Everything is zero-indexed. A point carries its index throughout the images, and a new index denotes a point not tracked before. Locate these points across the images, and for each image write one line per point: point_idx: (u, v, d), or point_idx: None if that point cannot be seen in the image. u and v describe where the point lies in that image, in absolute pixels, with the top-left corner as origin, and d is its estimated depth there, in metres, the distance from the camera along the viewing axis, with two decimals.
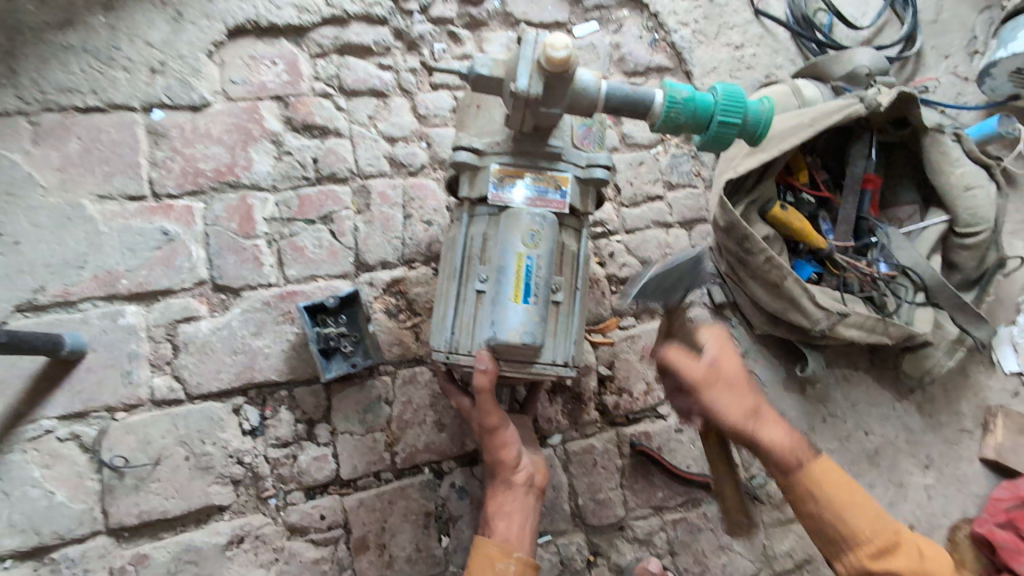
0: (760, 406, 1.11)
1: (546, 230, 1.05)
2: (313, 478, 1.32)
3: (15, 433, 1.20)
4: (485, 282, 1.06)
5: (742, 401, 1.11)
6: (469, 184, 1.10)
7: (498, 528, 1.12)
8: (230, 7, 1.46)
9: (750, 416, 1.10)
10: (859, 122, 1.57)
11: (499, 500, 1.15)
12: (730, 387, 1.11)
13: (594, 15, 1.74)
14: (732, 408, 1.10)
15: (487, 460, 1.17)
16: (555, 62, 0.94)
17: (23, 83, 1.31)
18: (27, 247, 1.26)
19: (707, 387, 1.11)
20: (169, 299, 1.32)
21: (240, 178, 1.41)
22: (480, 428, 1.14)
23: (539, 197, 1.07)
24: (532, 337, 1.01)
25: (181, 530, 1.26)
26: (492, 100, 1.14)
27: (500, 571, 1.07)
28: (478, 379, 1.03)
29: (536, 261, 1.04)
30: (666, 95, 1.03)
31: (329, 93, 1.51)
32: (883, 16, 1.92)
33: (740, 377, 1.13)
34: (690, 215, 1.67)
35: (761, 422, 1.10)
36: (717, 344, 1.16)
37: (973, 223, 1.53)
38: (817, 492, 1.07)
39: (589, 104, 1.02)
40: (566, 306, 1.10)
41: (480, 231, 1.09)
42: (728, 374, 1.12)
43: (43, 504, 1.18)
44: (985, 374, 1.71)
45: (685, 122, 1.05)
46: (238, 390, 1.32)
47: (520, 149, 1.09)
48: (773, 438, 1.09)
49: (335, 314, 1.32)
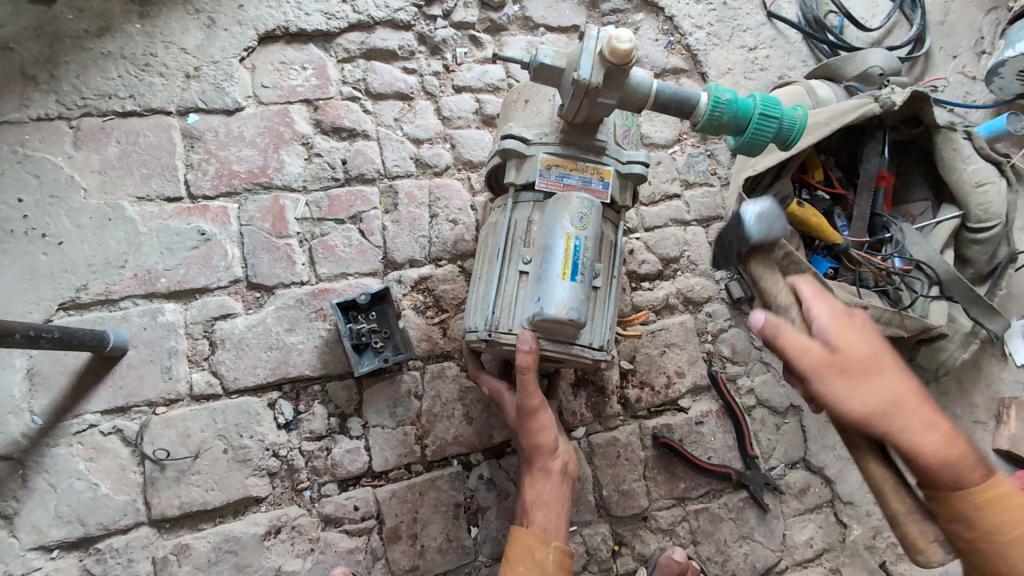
0: (903, 397, 0.98)
1: (593, 213, 1.10)
2: (346, 471, 1.35)
3: (61, 427, 1.24)
4: (529, 263, 1.10)
5: (875, 395, 0.98)
6: (515, 171, 1.15)
7: (532, 513, 1.19)
8: (261, 14, 1.51)
9: (897, 408, 0.98)
10: (873, 121, 1.62)
11: (533, 489, 1.20)
12: (868, 374, 0.99)
13: (611, 19, 1.79)
14: (858, 401, 0.98)
15: (526, 446, 1.21)
16: (618, 54, 0.98)
17: (64, 89, 1.36)
18: (70, 248, 1.30)
19: (836, 372, 1.00)
20: (205, 297, 1.36)
21: (273, 179, 1.45)
22: (520, 411, 1.17)
23: (582, 186, 1.13)
24: (578, 314, 1.04)
25: (220, 522, 1.29)
26: (540, 96, 1.20)
27: (540, 559, 1.14)
28: (520, 358, 1.05)
29: (583, 242, 1.08)
30: (711, 96, 1.10)
31: (356, 96, 1.55)
32: (893, 18, 1.96)
33: (868, 359, 1.00)
34: (707, 213, 1.72)
35: (892, 421, 0.97)
36: (842, 316, 1.04)
37: (985, 218, 1.57)
38: (976, 517, 0.95)
39: (641, 100, 1.08)
40: (604, 292, 1.15)
41: (526, 216, 1.14)
42: (863, 355, 1.00)
43: (88, 496, 1.22)
44: (997, 367, 1.73)
45: (725, 122, 1.12)
46: (272, 385, 1.36)
47: (569, 141, 1.13)
48: (921, 441, 0.96)
49: (365, 311, 1.37)
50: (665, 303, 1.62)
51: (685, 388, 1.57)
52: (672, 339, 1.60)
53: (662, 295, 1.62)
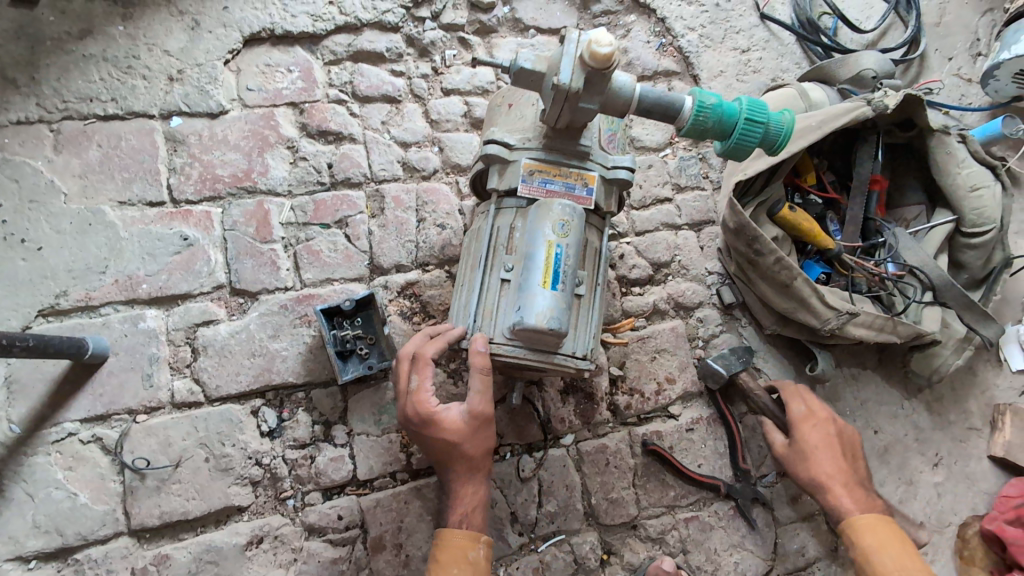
0: (835, 472, 1.30)
1: (575, 220, 1.08)
2: (330, 479, 1.33)
3: (39, 436, 1.22)
4: (511, 271, 1.08)
5: (820, 469, 1.31)
6: (498, 176, 1.14)
7: (463, 515, 1.16)
8: (246, 16, 1.49)
9: (823, 486, 1.30)
10: (866, 125, 1.60)
11: (469, 492, 1.17)
12: (808, 457, 1.32)
13: (602, 21, 1.77)
14: (807, 473, 1.32)
15: (466, 454, 1.14)
16: (598, 59, 0.96)
17: (45, 92, 1.34)
18: (50, 253, 1.28)
19: (786, 455, 1.36)
20: (188, 303, 1.35)
21: (257, 183, 1.43)
22: (476, 416, 1.13)
23: (566, 192, 1.11)
24: (559, 324, 1.02)
25: (201, 531, 1.27)
26: (523, 100, 1.18)
27: (473, 558, 1.13)
28: (474, 358, 1.05)
29: (565, 250, 1.06)
30: (696, 101, 1.08)
31: (342, 100, 1.53)
32: (888, 19, 1.94)
33: (818, 444, 1.33)
34: (698, 217, 1.70)
35: (828, 489, 1.29)
36: (806, 420, 1.36)
37: (979, 223, 1.54)
38: (854, 541, 1.24)
39: (624, 104, 1.06)
40: (587, 300, 1.13)
41: (508, 223, 1.12)
42: (812, 447, 1.33)
43: (66, 506, 1.20)
44: (992, 373, 1.71)
45: (711, 127, 1.10)
46: (255, 392, 1.34)
47: (552, 145, 1.12)
48: (839, 500, 1.28)
49: (350, 317, 1.35)
50: (655, 308, 1.60)
51: (675, 395, 1.55)
52: (663, 345, 1.58)
53: (652, 301, 1.60)
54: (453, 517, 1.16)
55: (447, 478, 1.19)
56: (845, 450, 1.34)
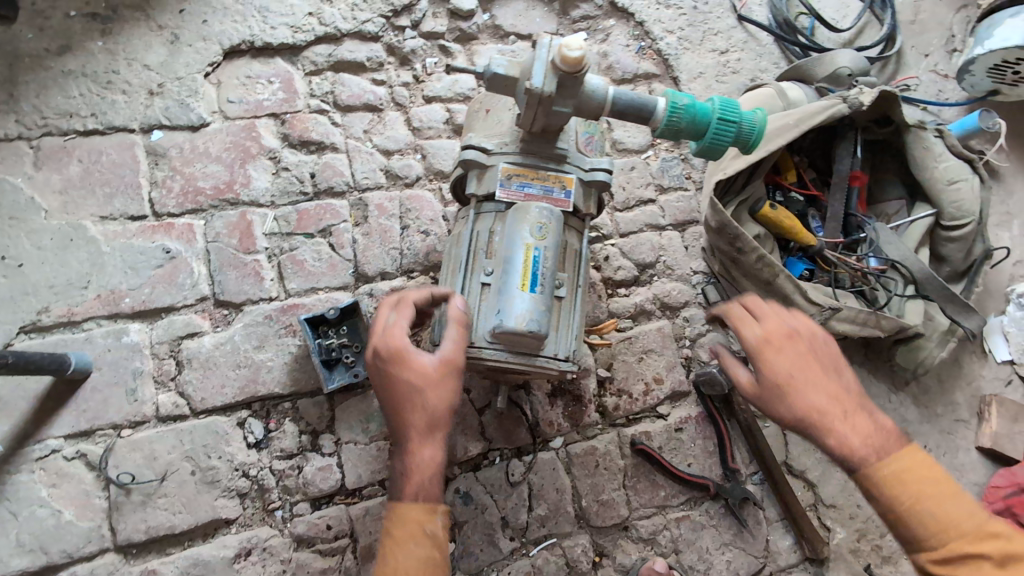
0: (823, 402, 1.01)
1: (553, 223, 1.09)
2: (318, 489, 1.32)
3: (22, 454, 1.22)
4: (490, 275, 1.09)
5: (807, 404, 1.01)
6: (476, 181, 1.14)
7: (419, 485, 0.99)
8: (225, 29, 1.51)
9: (814, 422, 0.99)
10: (844, 122, 1.61)
11: (426, 459, 1.00)
12: (789, 391, 1.01)
13: (582, 26, 1.79)
14: (788, 412, 1.02)
15: (428, 404, 1.01)
16: (569, 62, 0.98)
17: (24, 109, 1.35)
18: (31, 270, 1.28)
19: (758, 395, 1.05)
20: (171, 316, 1.34)
21: (239, 195, 1.43)
22: (450, 363, 1.03)
23: (544, 195, 1.12)
24: (538, 325, 1.03)
25: (189, 545, 1.26)
26: (500, 105, 1.18)
27: (429, 534, 0.97)
28: (452, 310, 1.05)
29: (543, 253, 1.07)
30: (668, 102, 1.09)
31: (324, 109, 1.54)
32: (863, 18, 1.97)
33: (793, 375, 1.02)
34: (682, 217, 1.71)
35: (817, 426, 1.00)
36: (766, 343, 1.06)
37: (958, 216, 1.57)
38: (886, 494, 0.95)
39: (597, 107, 1.07)
40: (568, 302, 1.13)
41: (487, 227, 1.13)
42: (787, 378, 1.02)
43: (51, 523, 1.19)
44: (978, 364, 1.73)
45: (684, 127, 1.11)
46: (242, 404, 1.33)
47: (529, 150, 1.13)
48: (842, 438, 0.98)
49: (336, 326, 1.35)
50: (641, 309, 1.61)
51: (664, 395, 1.56)
52: (649, 345, 1.58)
53: (638, 301, 1.61)
54: (408, 489, 0.99)
55: (401, 441, 1.02)
56: (826, 368, 1.04)
